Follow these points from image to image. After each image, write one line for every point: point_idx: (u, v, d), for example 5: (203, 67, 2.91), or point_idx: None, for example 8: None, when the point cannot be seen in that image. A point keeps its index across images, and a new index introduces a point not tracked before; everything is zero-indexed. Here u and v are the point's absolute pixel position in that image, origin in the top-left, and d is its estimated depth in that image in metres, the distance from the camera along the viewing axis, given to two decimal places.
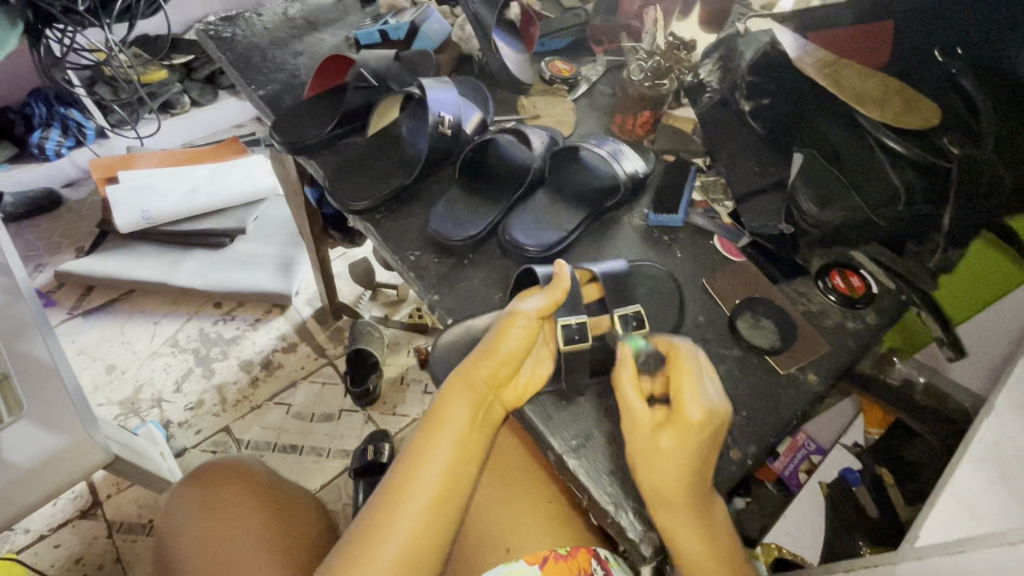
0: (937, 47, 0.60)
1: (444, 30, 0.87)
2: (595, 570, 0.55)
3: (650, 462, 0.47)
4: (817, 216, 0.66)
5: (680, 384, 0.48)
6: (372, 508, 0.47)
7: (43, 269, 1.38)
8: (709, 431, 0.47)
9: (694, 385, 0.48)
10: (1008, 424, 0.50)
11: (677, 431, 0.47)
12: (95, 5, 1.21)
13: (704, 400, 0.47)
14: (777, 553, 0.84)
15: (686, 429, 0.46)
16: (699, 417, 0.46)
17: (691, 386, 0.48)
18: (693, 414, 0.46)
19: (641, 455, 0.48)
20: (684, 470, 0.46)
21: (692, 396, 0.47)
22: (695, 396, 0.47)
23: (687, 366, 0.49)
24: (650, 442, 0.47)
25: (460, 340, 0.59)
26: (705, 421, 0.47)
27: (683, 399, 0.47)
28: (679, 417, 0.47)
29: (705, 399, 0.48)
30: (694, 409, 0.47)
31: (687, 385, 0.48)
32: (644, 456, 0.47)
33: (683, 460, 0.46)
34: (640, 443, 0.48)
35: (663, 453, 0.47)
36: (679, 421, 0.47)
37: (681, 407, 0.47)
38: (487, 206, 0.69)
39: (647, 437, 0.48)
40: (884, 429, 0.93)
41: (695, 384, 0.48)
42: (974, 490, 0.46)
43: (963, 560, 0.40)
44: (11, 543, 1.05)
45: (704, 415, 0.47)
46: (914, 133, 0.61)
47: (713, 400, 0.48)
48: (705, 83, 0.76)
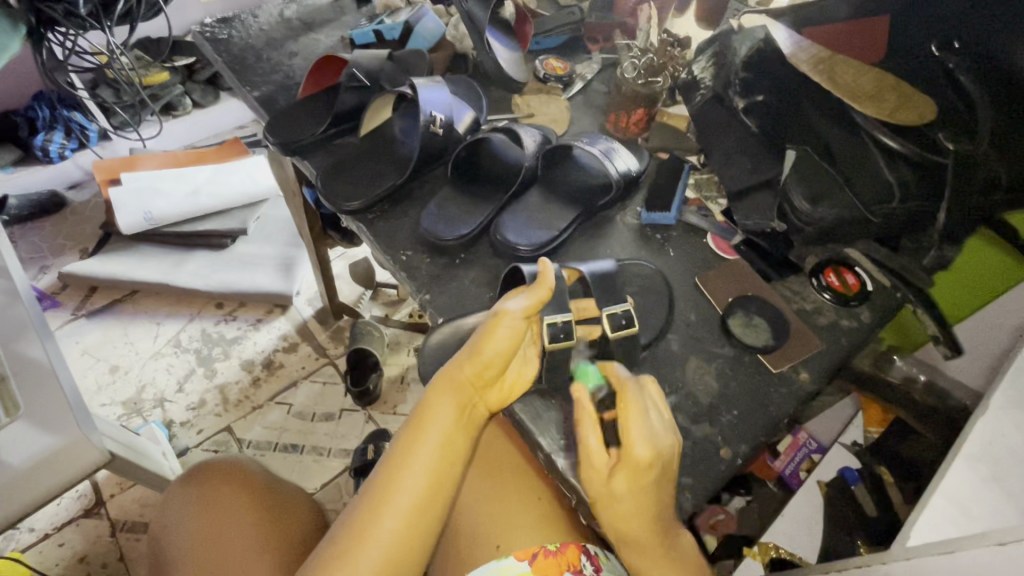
0: (933, 43, 0.61)
1: (438, 30, 0.87)
2: (584, 566, 0.55)
3: (611, 503, 0.47)
4: (810, 213, 0.64)
5: (628, 422, 0.47)
6: (357, 509, 0.47)
7: (47, 271, 1.39)
8: (657, 468, 0.46)
9: (641, 423, 0.47)
10: (1004, 421, 0.49)
11: (629, 472, 0.46)
12: (96, 8, 1.22)
13: (648, 437, 0.47)
14: (774, 553, 0.83)
15: (636, 470, 0.46)
16: (646, 456, 0.46)
17: (637, 423, 0.47)
18: (640, 454, 0.45)
19: (601, 496, 0.48)
20: (642, 507, 0.47)
21: (638, 433, 0.46)
22: (641, 433, 0.47)
23: (633, 403, 0.48)
24: (606, 487, 0.47)
25: (449, 339, 0.59)
26: (653, 460, 0.46)
27: (629, 438, 0.46)
28: (627, 458, 0.46)
29: (649, 435, 0.47)
30: (641, 449, 0.46)
31: (634, 421, 0.47)
32: (605, 499, 0.48)
33: (639, 499, 0.47)
34: (597, 486, 0.48)
35: (621, 496, 0.47)
36: (628, 462, 0.46)
37: (627, 447, 0.46)
38: (479, 205, 0.69)
39: (602, 483, 0.47)
40: (883, 427, 0.92)
41: (641, 422, 0.47)
42: (967, 490, 0.46)
43: (953, 560, 0.40)
44: (16, 542, 1.06)
45: (651, 453, 0.46)
46: (907, 129, 0.61)
47: (659, 435, 0.47)
48: (699, 81, 0.75)
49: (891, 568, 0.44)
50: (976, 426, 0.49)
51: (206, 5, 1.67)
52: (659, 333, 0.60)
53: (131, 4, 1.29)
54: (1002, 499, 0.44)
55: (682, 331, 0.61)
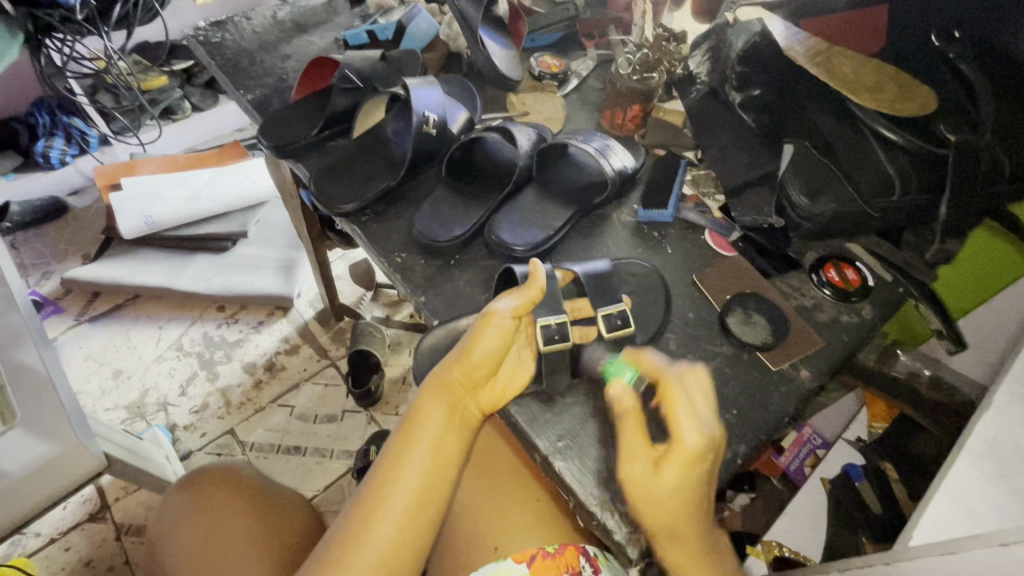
0: (932, 32, 0.60)
1: (431, 29, 0.86)
2: (583, 567, 0.54)
3: (657, 501, 0.45)
4: (808, 209, 0.63)
5: (675, 415, 0.47)
6: (352, 513, 0.48)
7: (50, 276, 1.40)
8: (709, 457, 0.46)
9: (688, 414, 0.47)
10: (1009, 417, 0.48)
11: (681, 462, 0.45)
12: (93, 13, 1.22)
13: (698, 427, 0.46)
14: (777, 552, 0.84)
15: (688, 459, 0.45)
16: (698, 446, 0.45)
17: (687, 415, 0.47)
18: (692, 443, 0.45)
19: (645, 491, 0.45)
20: (689, 498, 0.45)
21: (689, 424, 0.46)
22: (692, 424, 0.46)
23: (676, 393, 0.48)
24: (651, 478, 0.45)
25: (443, 340, 0.59)
26: (705, 448, 0.45)
27: (680, 428, 0.46)
28: (678, 447, 0.45)
29: (701, 426, 0.47)
30: (693, 439, 0.45)
31: (682, 413, 0.47)
32: (651, 494, 0.45)
33: (688, 491, 0.45)
34: (641, 480, 0.45)
35: (669, 490, 0.45)
36: (680, 452, 0.45)
37: (677, 438, 0.46)
38: (474, 206, 0.68)
39: (647, 473, 0.46)
40: (889, 423, 0.91)
41: (689, 413, 0.47)
42: (971, 487, 0.45)
43: (956, 561, 0.39)
44: (22, 547, 1.06)
45: (703, 442, 0.45)
46: (908, 121, 0.59)
47: (709, 427, 0.47)
48: (695, 76, 0.76)
49: (897, 569, 0.43)
50: (983, 421, 0.48)
51: (203, 9, 1.67)
52: (656, 333, 0.59)
53: (128, 8, 1.29)
54: (1007, 497, 0.43)
55: (680, 329, 0.61)
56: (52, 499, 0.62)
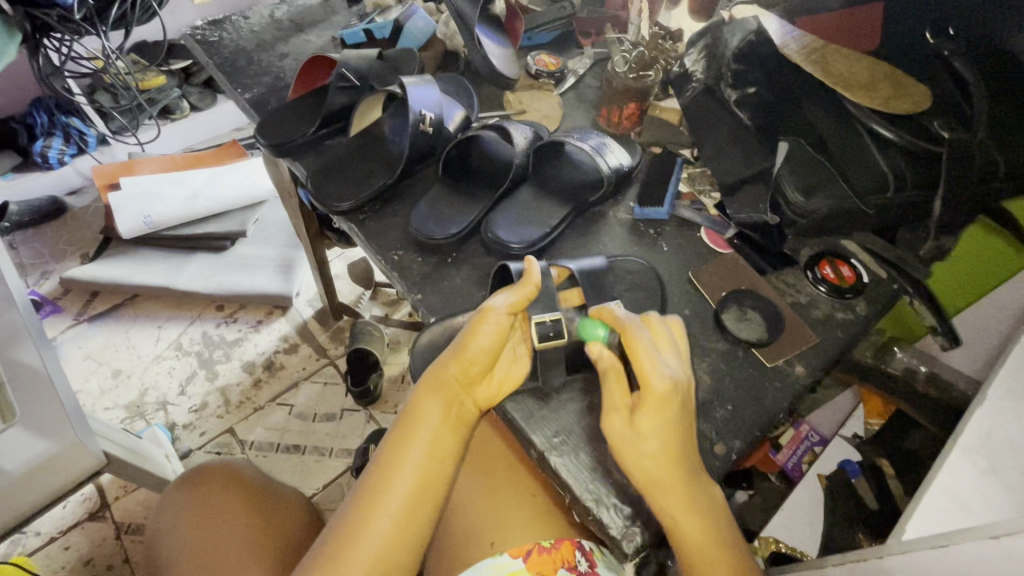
0: (927, 29, 0.60)
1: (429, 28, 0.86)
2: (579, 562, 0.55)
3: (637, 448, 0.46)
4: (804, 206, 0.64)
5: (638, 361, 0.48)
6: (350, 508, 0.48)
7: (49, 276, 1.40)
8: (679, 400, 0.47)
9: (651, 360, 0.48)
10: (1002, 413, 0.48)
11: (652, 409, 0.46)
12: (92, 13, 1.22)
13: (662, 370, 0.47)
14: (776, 547, 0.84)
15: (658, 405, 0.46)
16: (665, 389, 0.46)
17: (649, 361, 0.48)
18: (657, 386, 0.46)
19: (626, 442, 0.47)
20: (671, 449, 0.46)
21: (652, 368, 0.47)
22: (655, 368, 0.47)
23: (637, 339, 0.49)
24: (629, 428, 0.47)
25: (440, 338, 0.60)
26: (672, 392, 0.47)
27: (645, 375, 0.47)
28: (647, 394, 0.47)
29: (665, 370, 0.48)
30: (659, 383, 0.46)
31: (645, 359, 0.48)
32: (631, 444, 0.46)
33: (666, 438, 0.46)
34: (618, 429, 0.47)
35: (647, 436, 0.46)
36: (649, 399, 0.46)
37: (644, 385, 0.47)
38: (470, 203, 0.69)
39: (625, 424, 0.47)
40: (884, 419, 0.92)
41: (652, 359, 0.48)
42: (964, 481, 0.45)
43: (947, 553, 0.39)
44: (22, 546, 1.06)
45: (668, 386, 0.47)
46: (903, 118, 0.60)
47: (674, 371, 0.48)
48: (690, 74, 0.74)
49: (889, 562, 0.43)
50: (977, 416, 0.48)
51: (202, 8, 1.67)
52: None
53: (126, 8, 1.29)
54: (1000, 491, 0.44)
55: None
56: (53, 495, 0.64)
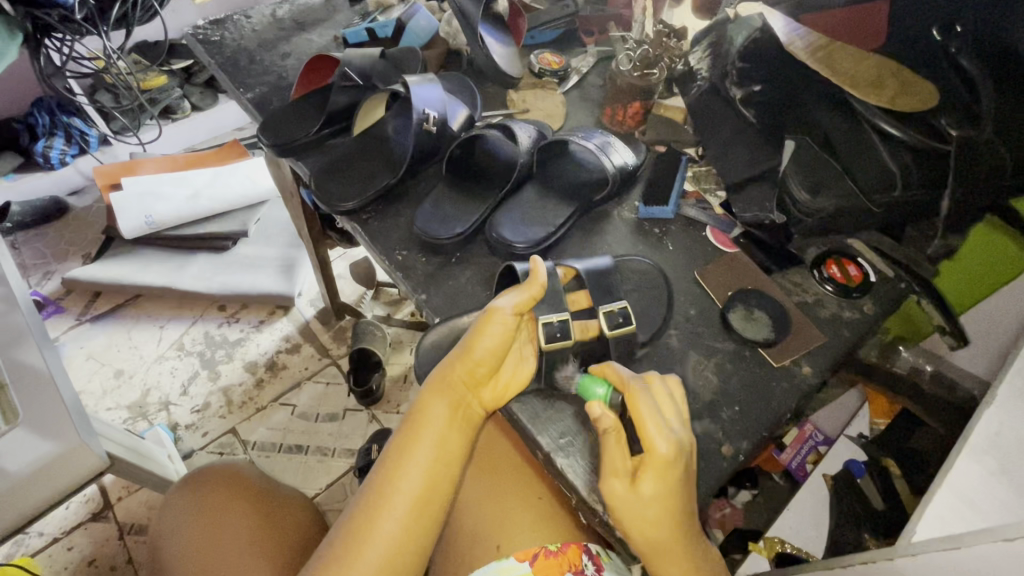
0: (935, 26, 0.59)
1: (431, 27, 0.86)
2: (585, 565, 0.54)
3: (638, 513, 0.45)
4: (810, 204, 0.64)
5: (642, 423, 0.46)
6: (355, 511, 0.48)
7: (51, 276, 1.40)
8: (682, 462, 0.46)
9: (657, 423, 0.46)
10: (1011, 413, 0.48)
11: (655, 473, 0.45)
12: (92, 13, 1.22)
13: (667, 433, 0.46)
14: (779, 547, 0.85)
15: (662, 468, 0.45)
16: (668, 452, 0.45)
17: (655, 423, 0.46)
18: (662, 450, 0.45)
19: (627, 505, 0.45)
20: (671, 510, 0.45)
21: (657, 432, 0.45)
22: (660, 430, 0.46)
23: (642, 400, 0.48)
24: (631, 492, 0.45)
25: (444, 338, 0.59)
26: (676, 454, 0.45)
27: (649, 437, 0.45)
28: (651, 457, 0.45)
29: (669, 432, 0.46)
30: (664, 447, 0.45)
31: (650, 420, 0.46)
32: (631, 508, 0.45)
33: (667, 500, 0.45)
34: (619, 494, 0.45)
35: (649, 500, 0.45)
36: (653, 462, 0.45)
37: (648, 447, 0.45)
38: (474, 203, 0.68)
39: (626, 486, 0.45)
40: (890, 419, 0.91)
41: (657, 420, 0.46)
42: (973, 483, 0.45)
43: (957, 556, 0.39)
44: (24, 546, 1.06)
45: (673, 449, 0.45)
46: (910, 116, 0.59)
47: (678, 432, 0.47)
48: (696, 72, 0.76)
49: (899, 564, 0.43)
50: (985, 416, 0.48)
51: (203, 7, 1.67)
52: (658, 329, 0.59)
53: (127, 8, 1.29)
54: (1009, 492, 0.43)
55: (681, 326, 0.60)
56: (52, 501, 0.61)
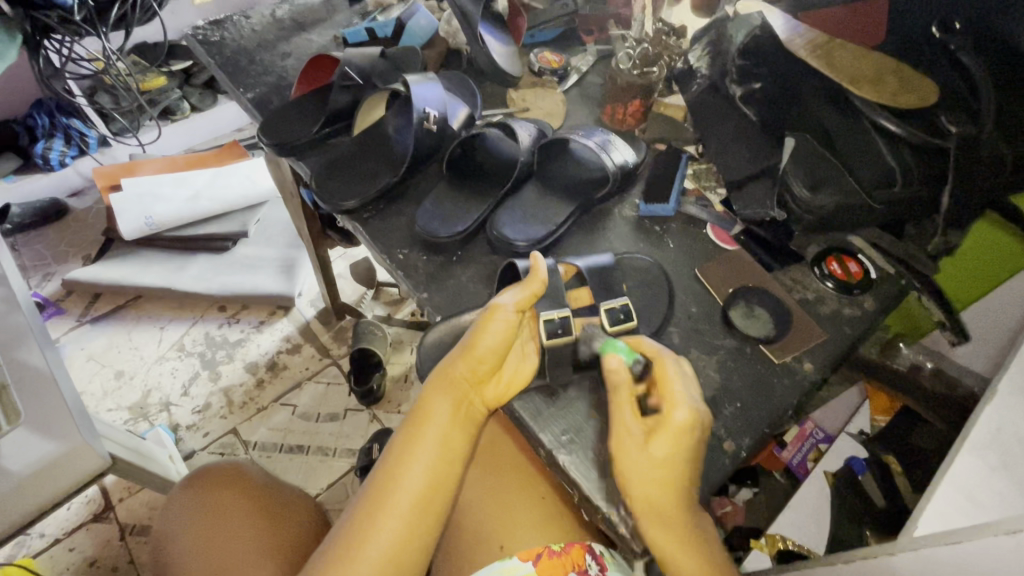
0: (934, 23, 0.60)
1: (431, 26, 0.86)
2: (589, 566, 0.54)
3: (643, 474, 0.46)
4: (810, 201, 0.63)
5: (667, 387, 0.49)
6: (357, 508, 0.48)
7: (51, 278, 1.40)
8: (696, 433, 0.47)
9: (681, 387, 0.48)
10: (1014, 407, 0.48)
11: (670, 436, 0.46)
12: (91, 14, 1.22)
13: (689, 401, 0.48)
14: (781, 545, 0.85)
15: (676, 433, 0.47)
16: (686, 419, 0.47)
17: (679, 389, 0.48)
18: (680, 414, 0.47)
19: (634, 466, 0.47)
20: (676, 478, 0.46)
21: (679, 397, 0.48)
22: (682, 397, 0.48)
23: (672, 369, 0.50)
24: (641, 452, 0.47)
25: (447, 336, 0.59)
26: (693, 422, 0.47)
27: (671, 400, 0.48)
28: (668, 420, 0.47)
29: (690, 400, 0.48)
30: (683, 412, 0.47)
31: (674, 386, 0.49)
32: (640, 468, 0.46)
33: (675, 465, 0.46)
34: (630, 452, 0.47)
35: (658, 463, 0.46)
36: (669, 425, 0.47)
37: (668, 410, 0.47)
38: (476, 201, 0.69)
39: (637, 446, 0.47)
40: (891, 417, 0.92)
41: (682, 389, 0.49)
42: (974, 479, 0.45)
43: (960, 550, 0.39)
44: (26, 547, 1.06)
45: (690, 417, 0.47)
46: (910, 113, 0.60)
47: (698, 404, 0.49)
48: (695, 70, 0.76)
49: (899, 559, 0.43)
50: (984, 412, 0.48)
51: (202, 8, 1.67)
52: (659, 326, 0.59)
53: (127, 9, 1.29)
54: (1009, 486, 0.44)
55: (682, 323, 0.60)
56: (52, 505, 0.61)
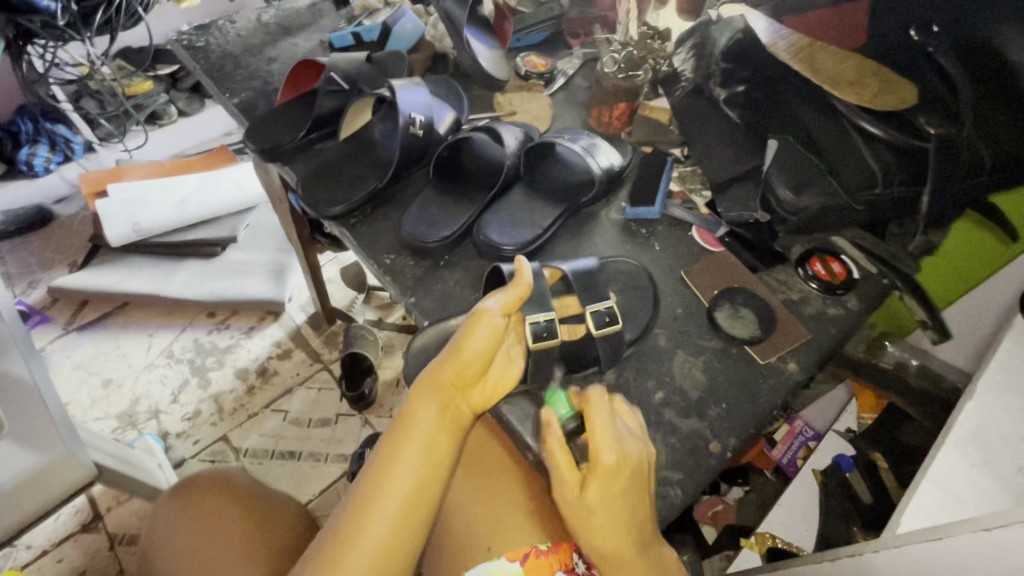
0: (913, 26, 0.58)
1: (417, 29, 0.87)
2: (576, 564, 0.55)
3: (586, 520, 0.48)
4: (793, 203, 0.65)
5: (593, 432, 0.48)
6: (344, 514, 0.48)
7: (37, 285, 1.39)
8: (629, 473, 0.47)
9: (605, 428, 0.48)
10: (991, 405, 0.51)
11: (600, 483, 0.47)
12: (75, 19, 1.21)
13: (616, 443, 0.48)
14: (771, 543, 0.84)
15: (606, 479, 0.47)
16: (613, 462, 0.47)
17: (602, 431, 0.48)
18: (607, 459, 0.47)
19: (578, 513, 0.48)
20: (619, 519, 0.47)
21: (605, 441, 0.48)
22: (608, 440, 0.48)
23: (598, 411, 0.50)
24: (579, 501, 0.47)
25: (432, 343, 0.60)
26: (620, 464, 0.47)
27: (596, 447, 0.47)
28: (597, 468, 0.47)
29: (617, 441, 0.48)
30: (607, 458, 0.47)
31: (599, 430, 0.48)
32: (580, 517, 0.48)
33: (614, 508, 0.47)
34: (570, 504, 0.48)
35: (592, 509, 0.47)
36: (597, 472, 0.47)
37: (596, 457, 0.47)
38: (462, 206, 0.69)
39: (575, 496, 0.48)
40: (877, 414, 0.92)
41: (608, 430, 0.48)
42: (958, 474, 0.48)
43: (943, 548, 0.39)
44: (13, 559, 1.05)
45: (618, 458, 0.47)
46: (890, 115, 0.60)
47: (627, 443, 0.48)
48: (680, 73, 0.76)
49: (883, 558, 0.43)
50: (967, 410, 0.51)
51: (188, 12, 1.66)
52: (645, 328, 0.60)
53: (111, 14, 1.27)
54: (992, 482, 0.47)
55: (668, 325, 0.61)
56: (44, 508, 0.62)
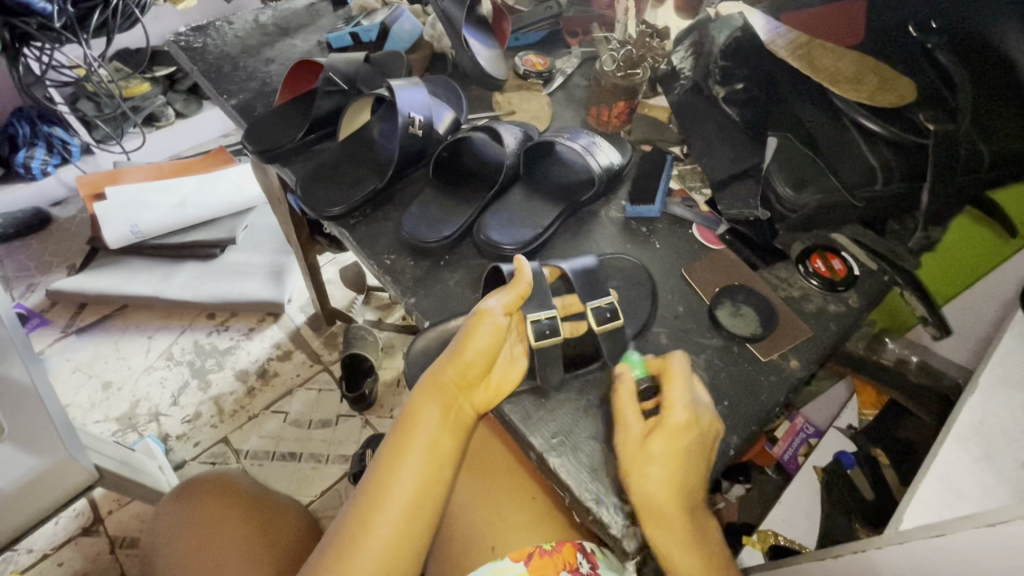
0: (910, 21, 0.57)
1: (415, 30, 0.86)
2: (581, 563, 0.55)
3: (641, 470, 0.48)
4: (794, 200, 0.66)
5: (668, 389, 0.50)
6: (348, 516, 0.48)
7: (34, 289, 1.38)
8: (698, 433, 0.49)
9: (682, 390, 0.50)
10: (995, 400, 0.51)
11: (667, 435, 0.48)
12: (72, 21, 1.20)
13: (688, 402, 0.49)
14: (773, 540, 0.83)
15: (674, 432, 0.48)
16: (685, 418, 0.48)
17: (679, 390, 0.50)
18: (679, 415, 0.48)
19: (635, 463, 0.48)
20: (676, 475, 0.47)
21: (680, 398, 0.49)
22: (683, 399, 0.49)
23: (680, 374, 0.51)
24: (640, 450, 0.48)
25: (435, 343, 0.60)
26: (692, 422, 0.48)
27: (671, 402, 0.49)
28: (666, 420, 0.48)
29: (692, 402, 0.49)
30: (680, 412, 0.48)
31: (676, 389, 0.50)
32: (637, 464, 0.48)
33: (674, 462, 0.48)
34: (630, 451, 0.49)
35: (653, 460, 0.48)
36: (667, 425, 0.48)
37: (667, 409, 0.49)
38: (462, 206, 0.69)
39: (637, 445, 0.49)
40: (878, 410, 0.93)
41: (684, 390, 0.50)
42: (962, 470, 0.48)
43: (946, 544, 0.39)
44: (13, 563, 1.04)
45: (690, 416, 0.48)
46: (889, 112, 0.59)
47: (701, 407, 0.50)
48: (679, 71, 0.77)
49: (886, 554, 0.43)
50: (969, 407, 0.51)
51: (185, 14, 1.65)
52: (645, 325, 0.60)
53: (107, 16, 1.27)
54: (995, 479, 0.47)
55: (669, 323, 0.61)
56: (42, 509, 0.64)
